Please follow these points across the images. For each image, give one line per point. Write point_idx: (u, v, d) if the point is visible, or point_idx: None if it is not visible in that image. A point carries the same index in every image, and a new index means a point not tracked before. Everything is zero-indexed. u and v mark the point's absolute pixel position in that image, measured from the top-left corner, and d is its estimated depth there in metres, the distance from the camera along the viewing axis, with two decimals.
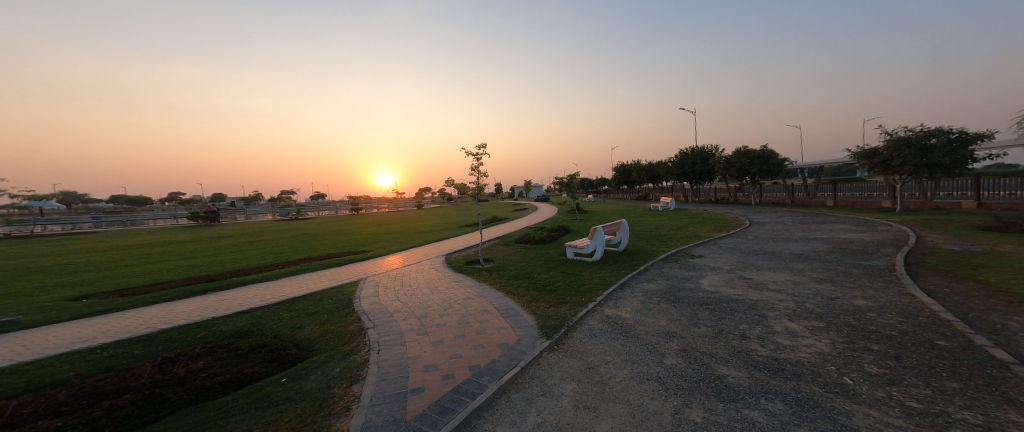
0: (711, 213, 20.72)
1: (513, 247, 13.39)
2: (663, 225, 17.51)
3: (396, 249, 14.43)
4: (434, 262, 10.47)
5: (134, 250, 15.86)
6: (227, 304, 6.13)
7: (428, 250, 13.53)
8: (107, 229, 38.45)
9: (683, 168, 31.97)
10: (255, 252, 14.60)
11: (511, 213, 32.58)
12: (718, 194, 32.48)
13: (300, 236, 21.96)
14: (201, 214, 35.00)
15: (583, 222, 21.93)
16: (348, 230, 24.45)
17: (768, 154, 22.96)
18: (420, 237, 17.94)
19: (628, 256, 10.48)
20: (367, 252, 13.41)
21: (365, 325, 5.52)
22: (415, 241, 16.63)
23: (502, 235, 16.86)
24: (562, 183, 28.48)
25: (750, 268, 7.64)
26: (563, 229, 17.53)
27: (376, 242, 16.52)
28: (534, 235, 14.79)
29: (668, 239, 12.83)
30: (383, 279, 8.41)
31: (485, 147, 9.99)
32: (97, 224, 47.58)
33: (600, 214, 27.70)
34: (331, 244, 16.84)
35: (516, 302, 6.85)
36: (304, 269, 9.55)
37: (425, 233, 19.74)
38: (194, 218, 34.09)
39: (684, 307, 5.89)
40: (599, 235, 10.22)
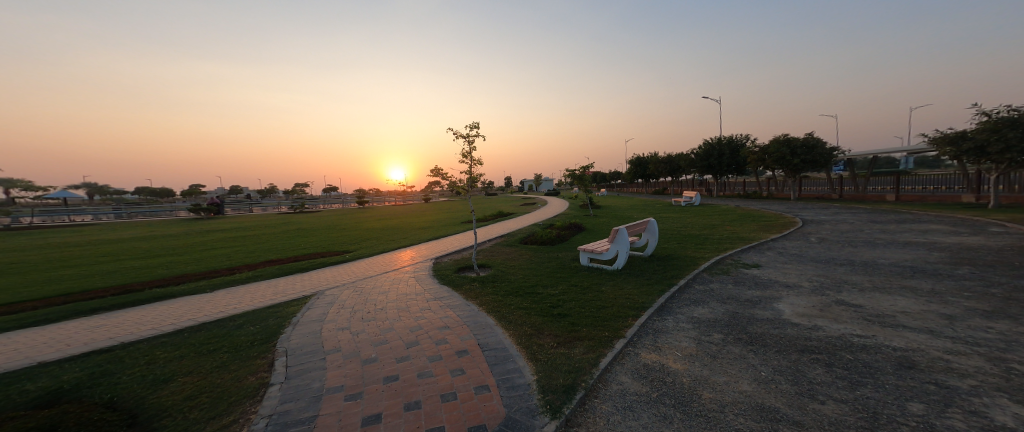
0: (746, 209, 18.19)
1: (516, 248, 11.35)
2: (692, 223, 15.14)
3: (387, 248, 12.55)
4: (418, 268, 8.53)
5: (104, 246, 14.43)
6: (97, 335, 4.26)
7: (419, 251, 11.60)
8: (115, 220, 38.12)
9: (709, 160, 29.10)
10: (230, 249, 12.89)
11: (519, 208, 30.49)
12: (747, 188, 29.57)
13: (292, 231, 20.31)
14: (202, 207, 34.02)
15: (598, 219, 19.69)
16: (345, 225, 22.75)
17: (814, 142, 19.98)
18: (418, 234, 16.03)
19: (659, 264, 8.33)
20: (351, 253, 11.52)
21: (271, 378, 3.52)
22: (411, 239, 14.67)
23: (506, 233, 14.82)
24: (575, 176, 26.10)
25: (845, 286, 5.46)
26: (575, 227, 15.35)
27: (368, 240, 14.65)
28: (542, 235, 12.68)
29: (705, 241, 10.57)
30: (342, 293, 6.49)
31: (478, 127, 8.14)
32: (113, 215, 47.89)
33: (616, 209, 25.30)
34: (318, 241, 15.03)
35: (510, 336, 4.87)
36: (256, 276, 7.70)
37: (424, 229, 17.81)
38: (196, 211, 33.11)
39: (774, 356, 3.73)
40: (623, 236, 8.10)
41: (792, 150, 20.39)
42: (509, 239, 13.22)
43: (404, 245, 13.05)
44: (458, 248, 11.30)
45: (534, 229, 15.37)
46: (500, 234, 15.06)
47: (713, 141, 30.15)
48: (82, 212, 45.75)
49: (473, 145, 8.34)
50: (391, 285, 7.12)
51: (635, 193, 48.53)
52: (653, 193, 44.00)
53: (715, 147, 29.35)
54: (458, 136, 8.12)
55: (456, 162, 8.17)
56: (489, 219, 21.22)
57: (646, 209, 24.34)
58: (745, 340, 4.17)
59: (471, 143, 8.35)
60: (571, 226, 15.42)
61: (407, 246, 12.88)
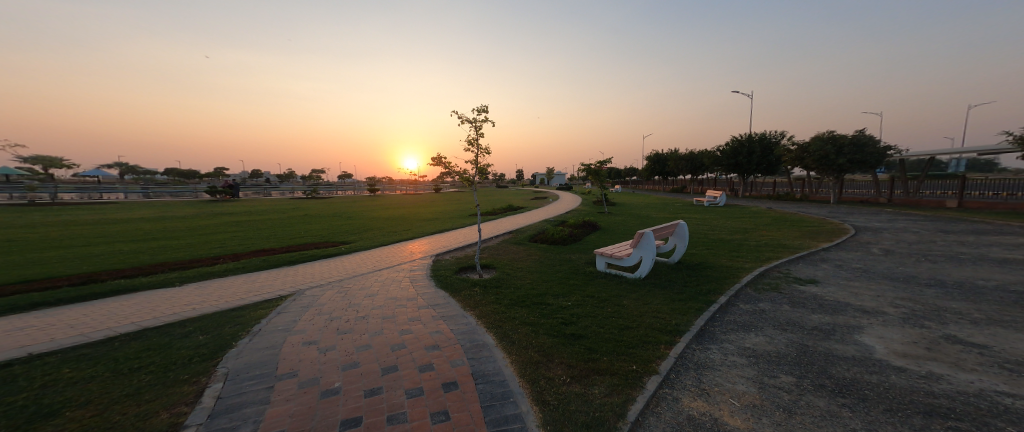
0: (781, 211, 16.59)
1: (526, 247, 10.36)
2: (721, 225, 13.76)
3: (390, 240, 11.68)
4: (415, 268, 7.66)
5: (108, 227, 14.16)
6: (11, 341, 3.52)
7: (423, 245, 10.75)
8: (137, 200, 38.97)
9: (738, 158, 27.15)
10: (230, 234, 12.32)
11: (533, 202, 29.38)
12: (778, 189, 27.57)
13: (299, 217, 19.79)
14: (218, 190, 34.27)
15: (616, 217, 18.41)
16: (354, 213, 22.17)
17: (864, 140, 18.09)
18: (426, 226, 15.21)
19: (690, 273, 7.19)
20: (351, 244, 10.72)
21: (190, 417, 2.66)
22: (418, 232, 13.81)
23: (516, 230, 13.82)
24: (592, 171, 24.72)
25: (945, 314, 4.24)
26: (591, 225, 14.17)
27: (373, 231, 13.85)
28: (556, 233, 11.61)
29: (741, 247, 9.27)
30: (324, 294, 5.65)
31: (486, 111, 7.14)
32: (137, 195, 49.27)
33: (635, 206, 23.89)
34: (322, 229, 14.35)
35: (512, 367, 3.90)
36: (236, 268, 6.98)
37: (433, 221, 16.95)
38: (212, 193, 33.40)
39: (882, 420, 2.62)
40: (650, 242, 6.94)
41: (836, 148, 18.51)
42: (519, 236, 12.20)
43: (410, 238, 12.20)
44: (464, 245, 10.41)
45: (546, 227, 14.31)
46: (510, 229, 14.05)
47: (742, 138, 28.15)
48: (109, 191, 47.24)
49: (479, 132, 7.32)
50: (381, 287, 6.24)
51: (654, 190, 46.52)
52: (673, 191, 42.07)
53: (745, 144, 27.37)
54: (462, 121, 7.11)
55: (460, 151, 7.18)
56: (499, 213, 20.24)
57: (668, 207, 22.82)
58: (830, 389, 3.05)
59: (477, 129, 7.33)
60: (587, 224, 14.27)
61: (414, 239, 11.99)
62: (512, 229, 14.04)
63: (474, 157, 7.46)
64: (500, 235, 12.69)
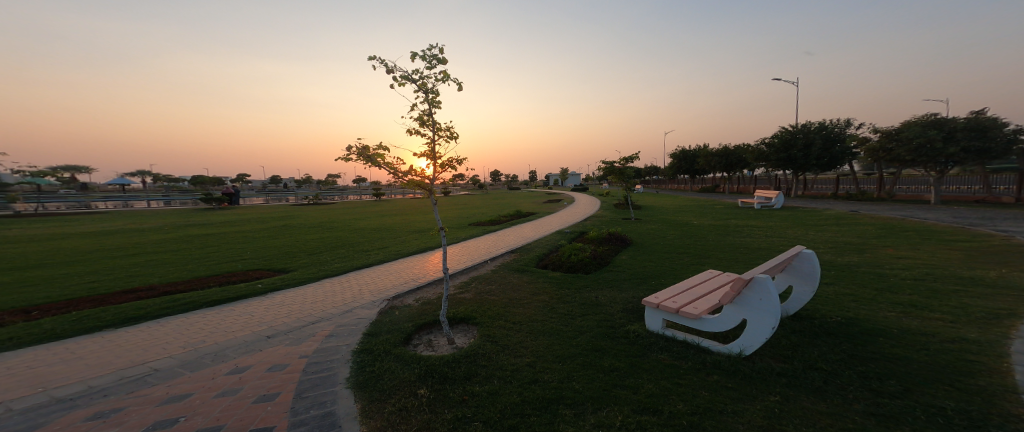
0: (874, 216, 12.61)
1: (534, 279, 7.08)
2: (800, 237, 9.95)
3: (353, 264, 8.29)
4: (339, 327, 4.48)
5: (27, 243, 11.62)
6: None
7: (389, 274, 7.41)
8: (136, 208, 37.54)
9: (790, 152, 22.58)
10: (151, 254, 9.26)
11: (547, 206, 25.82)
12: (842, 188, 23.08)
13: (274, 228, 16.69)
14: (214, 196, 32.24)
15: (647, 225, 14.68)
16: (341, 222, 19.00)
17: (985, 123, 13.79)
18: (414, 243, 11.82)
19: (837, 336, 3.78)
20: (292, 272, 7.35)
21: None
22: (401, 251, 10.41)
23: (521, 248, 10.38)
24: (615, 170, 20.96)
25: None
26: (621, 241, 10.59)
27: (342, 249, 10.48)
28: (575, 255, 8.23)
29: (884, 280, 5.58)
30: (44, 423, 2.42)
31: (443, 57, 4.11)
32: (148, 203, 48.74)
33: (669, 211, 20.09)
34: (282, 246, 11.13)
35: None
36: (18, 329, 3.93)
37: (426, 235, 13.56)
38: (206, 201, 31.19)
39: None
40: (772, 299, 3.37)
41: (943, 134, 14.26)
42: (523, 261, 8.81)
43: (386, 261, 8.79)
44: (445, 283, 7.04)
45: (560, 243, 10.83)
46: (513, 248, 10.62)
47: (794, 128, 23.45)
48: (119, 200, 46.85)
49: (432, 98, 4.18)
50: (217, 393, 2.97)
51: (680, 190, 41.87)
52: (703, 191, 37.50)
53: (797, 135, 22.78)
54: (399, 78, 3.95)
55: (399, 135, 4.05)
56: (505, 222, 16.95)
57: (710, 210, 18.83)
58: None
59: (429, 93, 4.18)
60: (615, 239, 10.70)
61: (390, 263, 8.57)
62: (516, 247, 10.58)
63: (428, 142, 4.29)
64: (497, 258, 9.28)
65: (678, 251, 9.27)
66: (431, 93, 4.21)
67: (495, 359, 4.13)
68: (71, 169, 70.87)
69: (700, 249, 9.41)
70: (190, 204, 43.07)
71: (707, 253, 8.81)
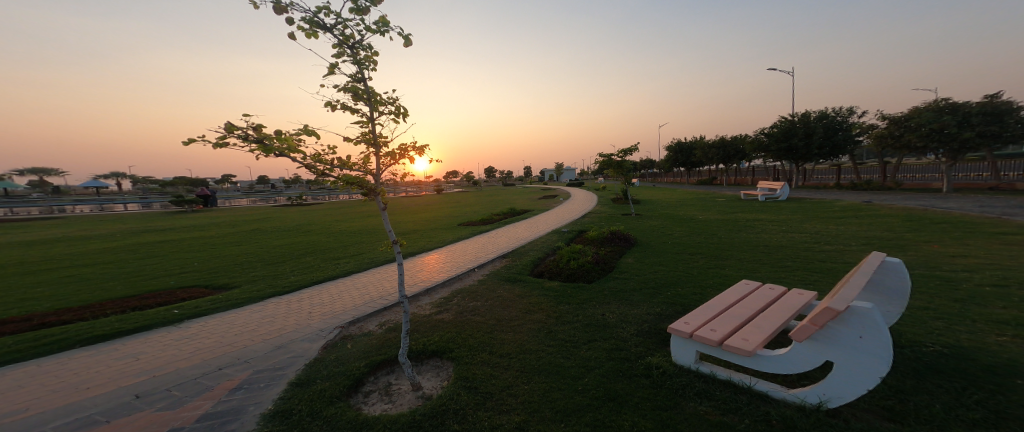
0: (891, 206, 11.74)
1: (527, 294, 5.96)
2: (822, 231, 8.99)
3: (318, 274, 7.01)
4: (260, 372, 3.27)
5: None
6: None
7: (356, 287, 6.14)
8: (104, 213, 35.29)
9: (791, 141, 21.74)
10: (77, 266, 7.88)
11: (540, 202, 24.69)
12: (844, 177, 22.36)
13: (244, 231, 15.21)
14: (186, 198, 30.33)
15: (650, 222, 13.59)
16: (320, 224, 17.55)
17: (1004, 105, 12.95)
18: (397, 248, 10.51)
19: (947, 377, 2.73)
20: (238, 285, 6.07)
21: None
22: (381, 258, 9.15)
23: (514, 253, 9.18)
24: (612, 163, 19.81)
25: None
26: (625, 241, 9.47)
27: (311, 255, 9.18)
28: (574, 261, 7.21)
29: (956, 286, 4.55)
30: None
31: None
32: (120, 207, 46.25)
33: (669, 205, 19.11)
34: (244, 252, 9.79)
35: None
36: None
37: (411, 239, 12.26)
38: (178, 203, 29.29)
39: None
40: (881, 339, 2.28)
41: (960, 118, 13.41)
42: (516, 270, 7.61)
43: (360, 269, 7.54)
44: (423, 300, 5.81)
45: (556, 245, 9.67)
46: (505, 251, 9.42)
47: (794, 116, 22.61)
48: (89, 204, 44.35)
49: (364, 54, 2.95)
50: None
51: (676, 183, 41.05)
52: (699, 183, 36.72)
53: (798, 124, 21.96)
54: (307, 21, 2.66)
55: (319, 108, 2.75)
56: (496, 220, 15.76)
57: (713, 203, 17.85)
58: None
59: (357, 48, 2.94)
60: (619, 239, 9.57)
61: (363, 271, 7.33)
62: (509, 251, 9.37)
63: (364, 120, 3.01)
64: (487, 265, 8.08)
65: (692, 251, 8.16)
66: (360, 49, 3.01)
67: (474, 419, 2.95)
68: (42, 171, 67.59)
69: (715, 247, 8.32)
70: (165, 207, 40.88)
71: (725, 252, 7.71)
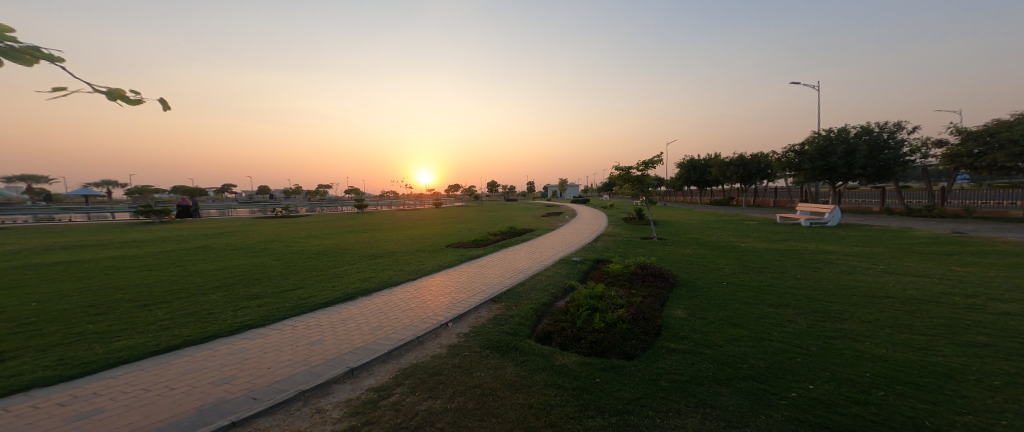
0: (996, 239, 9.19)
1: (531, 394, 3.39)
2: (941, 271, 6.44)
3: (187, 326, 4.37)
4: None
5: None
6: None
7: (226, 360, 3.51)
8: (72, 223, 32.57)
9: (828, 159, 19.36)
10: None
11: (544, 221, 22.26)
12: (887, 202, 19.89)
13: (189, 248, 12.58)
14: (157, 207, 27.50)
15: (681, 249, 10.96)
16: (288, 240, 14.96)
17: None
18: (355, 276, 7.84)
19: None
20: (10, 357, 3.49)
21: None
22: (323, 290, 6.47)
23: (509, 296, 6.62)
24: (630, 178, 17.28)
25: None
26: (665, 279, 6.90)
27: (228, 286, 6.57)
28: (598, 317, 4.95)
29: None
30: None
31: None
32: (97, 216, 43.59)
33: (693, 228, 16.58)
34: (146, 279, 7.22)
35: None
36: None
37: (383, 264, 9.65)
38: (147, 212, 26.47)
39: None
40: None
41: None
42: (510, 329, 5.04)
43: (264, 313, 4.84)
44: (333, 397, 3.18)
45: (568, 285, 7.12)
46: (498, 292, 6.79)
47: (830, 133, 20.26)
48: (65, 214, 41.70)
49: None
50: None
51: (688, 203, 38.59)
52: (714, 203, 34.32)
53: (836, 141, 19.57)
54: None
55: None
56: (492, 240, 13.23)
57: (747, 228, 15.30)
58: None
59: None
60: (656, 276, 7.02)
61: (265, 319, 4.61)
62: (503, 291, 6.77)
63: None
64: (467, 317, 5.45)
65: (767, 298, 5.59)
66: None
67: None
68: (32, 177, 65.79)
69: (800, 292, 5.74)
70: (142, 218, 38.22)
71: (826, 303, 5.12)
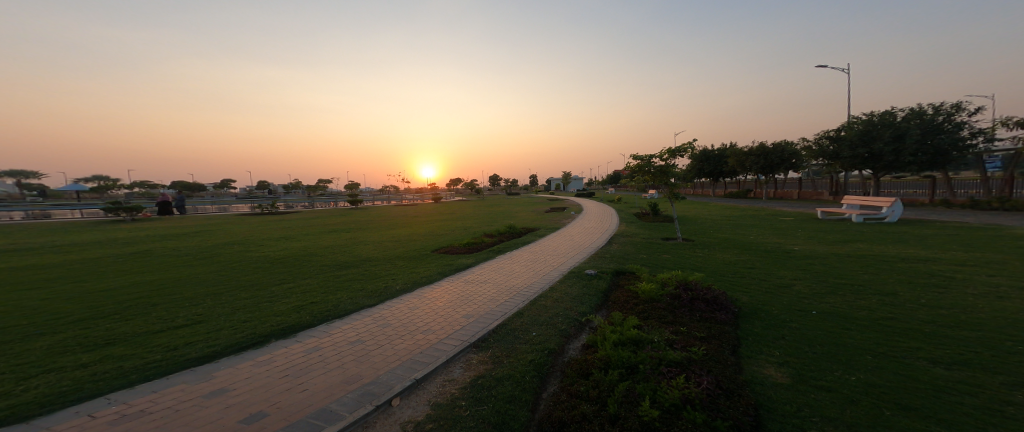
0: None
1: None
2: None
3: None
4: None
5: None
6: None
7: None
8: (43, 220, 30.53)
9: (873, 146, 17.15)
10: None
11: (547, 217, 20.13)
12: (937, 195, 17.63)
13: (128, 253, 10.62)
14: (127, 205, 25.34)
15: (719, 254, 8.81)
16: (252, 242, 12.92)
17: None
18: (291, 298, 5.75)
19: None
20: None
21: None
22: (222, 324, 4.37)
23: (500, 341, 4.50)
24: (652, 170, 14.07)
25: None
26: (724, 308, 4.77)
27: (90, 319, 4.53)
28: (647, 397, 2.92)
29: None
30: None
31: None
32: (78, 212, 41.58)
33: (720, 225, 14.42)
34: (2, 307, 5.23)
35: None
36: None
37: (343, 277, 7.55)
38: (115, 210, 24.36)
39: None
40: None
41: None
42: (495, 417, 2.95)
43: (54, 393, 2.77)
44: None
45: (585, 323, 5.06)
46: (482, 333, 4.69)
47: (873, 116, 18.01)
48: (44, 209, 39.72)
49: None
50: None
51: (701, 196, 36.32)
52: (730, 196, 32.03)
53: (880, 126, 17.37)
54: None
55: None
56: (487, 243, 11.16)
57: (787, 224, 13.11)
58: None
59: None
60: (710, 304, 4.90)
61: (36, 411, 2.54)
62: (492, 330, 4.68)
63: None
64: (429, 387, 3.40)
65: (915, 347, 3.45)
66: None
67: None
68: (23, 173, 64.21)
69: (962, 335, 3.60)
70: (121, 212, 36.17)
71: None
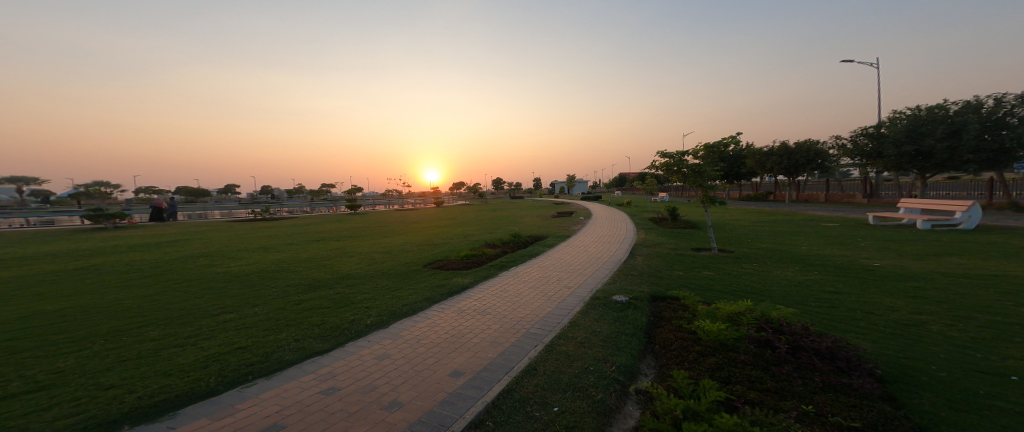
0: None
1: None
2: None
3: None
4: None
5: None
6: None
7: None
8: (32, 227, 29.48)
9: (922, 143, 15.32)
10: None
11: (555, 223, 18.45)
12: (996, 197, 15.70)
13: (73, 268, 9.18)
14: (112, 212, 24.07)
15: (776, 270, 7.07)
16: (223, 253, 11.38)
17: None
18: (211, 342, 4.15)
19: None
20: None
21: None
22: (61, 409, 2.80)
23: (503, 429, 2.82)
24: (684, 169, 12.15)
25: None
26: (854, 366, 3.05)
27: None
28: None
29: None
30: None
31: None
32: (72, 218, 40.59)
33: (755, 232, 12.64)
34: None
35: None
36: None
37: (304, 303, 5.95)
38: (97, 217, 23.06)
39: None
40: None
41: None
42: None
43: None
44: None
45: (631, 394, 3.39)
46: (475, 413, 3.01)
47: (919, 111, 16.24)
48: (37, 215, 38.70)
49: None
50: None
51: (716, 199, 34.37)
52: (749, 199, 30.11)
53: (929, 121, 15.57)
54: None
55: None
56: (488, 255, 9.51)
57: (836, 231, 11.33)
58: None
59: None
60: (826, 359, 3.18)
61: None
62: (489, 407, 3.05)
63: None
64: None
65: None
66: None
67: None
68: (22, 179, 63.45)
69: None
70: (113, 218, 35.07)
71: None
